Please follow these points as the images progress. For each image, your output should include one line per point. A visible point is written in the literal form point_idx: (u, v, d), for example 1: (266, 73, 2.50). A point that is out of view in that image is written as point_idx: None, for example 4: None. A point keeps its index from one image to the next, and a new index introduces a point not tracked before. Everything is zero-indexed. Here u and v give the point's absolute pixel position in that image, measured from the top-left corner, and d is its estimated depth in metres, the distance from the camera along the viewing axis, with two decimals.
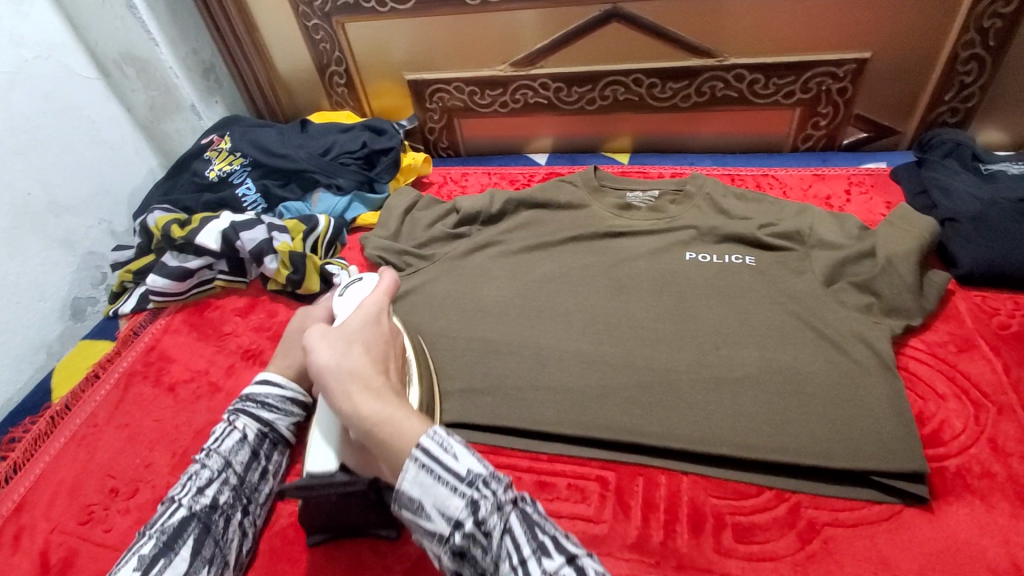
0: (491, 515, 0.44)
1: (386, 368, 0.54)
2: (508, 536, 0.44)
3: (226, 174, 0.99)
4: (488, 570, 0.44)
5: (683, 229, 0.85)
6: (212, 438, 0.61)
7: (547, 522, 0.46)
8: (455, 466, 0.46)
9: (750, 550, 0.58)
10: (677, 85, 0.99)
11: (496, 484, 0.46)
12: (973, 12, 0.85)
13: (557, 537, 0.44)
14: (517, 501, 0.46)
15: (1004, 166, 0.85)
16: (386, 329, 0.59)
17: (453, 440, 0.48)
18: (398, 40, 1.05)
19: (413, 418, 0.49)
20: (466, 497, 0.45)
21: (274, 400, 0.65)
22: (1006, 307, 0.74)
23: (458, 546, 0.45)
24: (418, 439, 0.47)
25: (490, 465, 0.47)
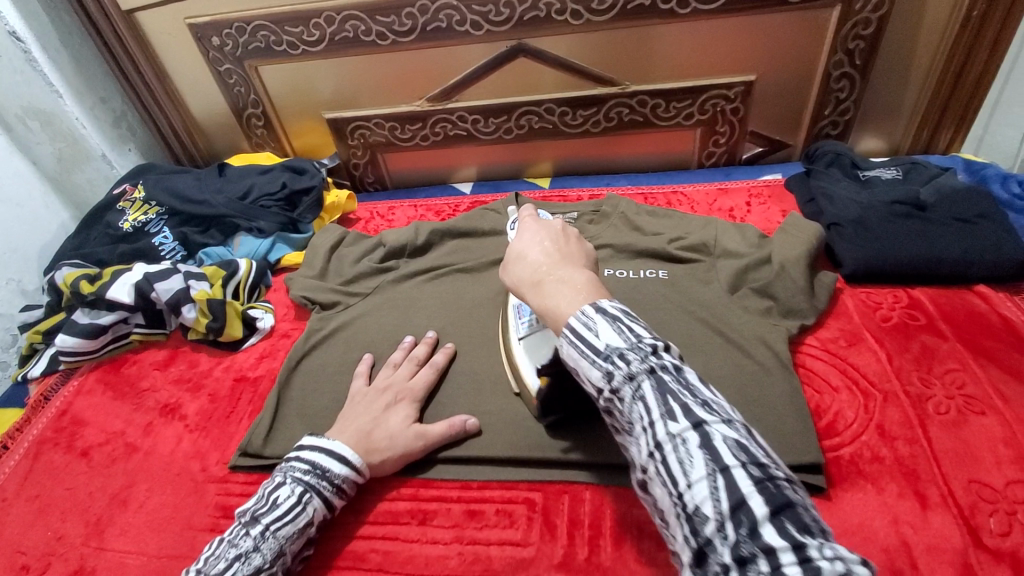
0: (624, 385, 0.43)
1: (553, 265, 0.52)
2: (641, 403, 0.42)
3: (141, 224, 0.97)
4: (627, 428, 0.44)
5: (600, 248, 0.90)
6: (276, 511, 0.57)
7: (688, 393, 0.41)
8: (595, 342, 0.44)
9: (669, 555, 0.58)
10: (587, 112, 1.05)
11: (633, 356, 0.43)
12: (838, 36, 0.94)
13: (695, 408, 0.40)
14: (655, 372, 0.42)
15: (878, 172, 0.96)
16: (554, 223, 0.57)
17: (599, 316, 0.45)
18: (314, 80, 1.06)
19: (582, 298, 0.48)
20: (603, 369, 0.44)
21: (345, 486, 0.63)
22: (886, 301, 0.81)
23: (603, 403, 0.45)
24: (567, 317, 0.47)
25: (632, 335, 0.44)
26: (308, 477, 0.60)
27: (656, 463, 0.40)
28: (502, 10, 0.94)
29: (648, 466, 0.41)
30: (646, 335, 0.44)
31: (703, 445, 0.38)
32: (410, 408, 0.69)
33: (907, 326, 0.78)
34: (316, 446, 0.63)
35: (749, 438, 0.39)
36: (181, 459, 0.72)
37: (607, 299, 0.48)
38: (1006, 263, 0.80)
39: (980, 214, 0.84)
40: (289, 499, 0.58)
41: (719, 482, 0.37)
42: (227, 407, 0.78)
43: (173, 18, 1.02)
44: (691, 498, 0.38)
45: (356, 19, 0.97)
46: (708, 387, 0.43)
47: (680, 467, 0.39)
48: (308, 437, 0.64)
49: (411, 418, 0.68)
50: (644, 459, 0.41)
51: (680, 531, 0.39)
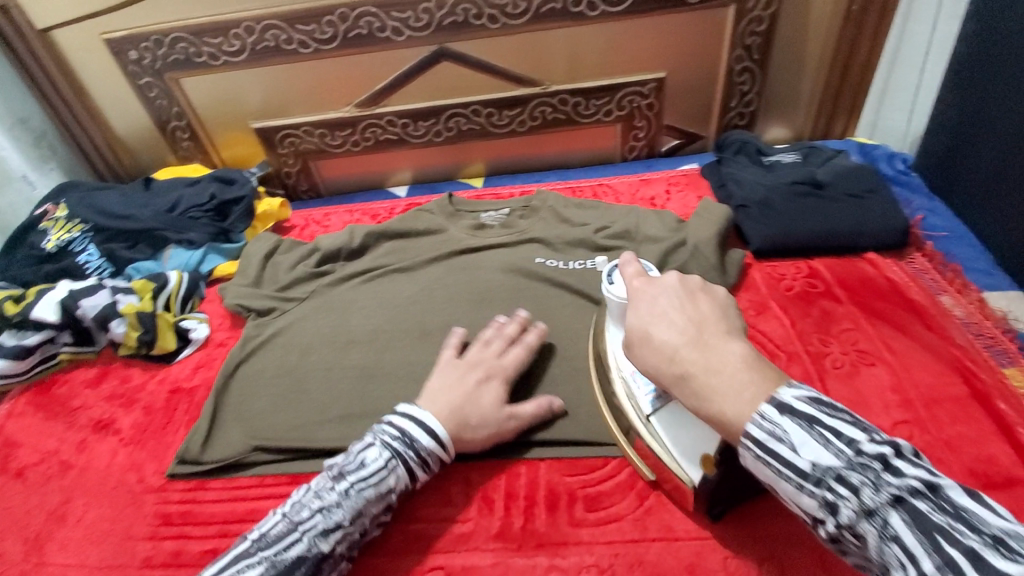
0: (860, 522, 0.39)
1: (694, 346, 0.47)
2: (896, 545, 0.37)
3: (64, 243, 0.93)
4: (878, 567, 0.39)
5: (531, 240, 0.94)
6: (362, 472, 0.59)
7: (961, 527, 0.36)
8: (798, 462, 0.41)
9: (597, 516, 0.62)
10: (512, 112, 1.09)
11: (861, 483, 0.39)
12: (735, 34, 1.02)
13: (979, 548, 0.35)
14: (899, 498, 0.38)
15: (779, 157, 1.05)
16: (670, 282, 0.53)
17: (791, 426, 0.41)
18: (239, 90, 1.06)
19: (752, 407, 0.43)
20: (817, 495, 0.40)
21: (430, 461, 0.62)
22: (789, 272, 0.89)
23: (830, 535, 0.41)
24: (745, 427, 0.42)
25: (842, 450, 0.40)
26: (396, 443, 0.60)
27: None
28: (421, 16, 0.97)
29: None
30: (864, 442, 0.40)
31: None
32: (502, 388, 0.67)
33: (808, 293, 0.85)
34: (407, 414, 0.63)
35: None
36: (117, 472, 0.72)
37: (784, 385, 0.43)
38: (889, 232, 0.90)
39: (867, 189, 0.94)
40: (376, 462, 0.59)
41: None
42: (163, 418, 0.77)
43: (88, 33, 1.00)
44: None
45: (277, 28, 0.98)
46: (988, 511, 0.37)
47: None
48: (402, 406, 0.64)
49: (503, 399, 0.66)
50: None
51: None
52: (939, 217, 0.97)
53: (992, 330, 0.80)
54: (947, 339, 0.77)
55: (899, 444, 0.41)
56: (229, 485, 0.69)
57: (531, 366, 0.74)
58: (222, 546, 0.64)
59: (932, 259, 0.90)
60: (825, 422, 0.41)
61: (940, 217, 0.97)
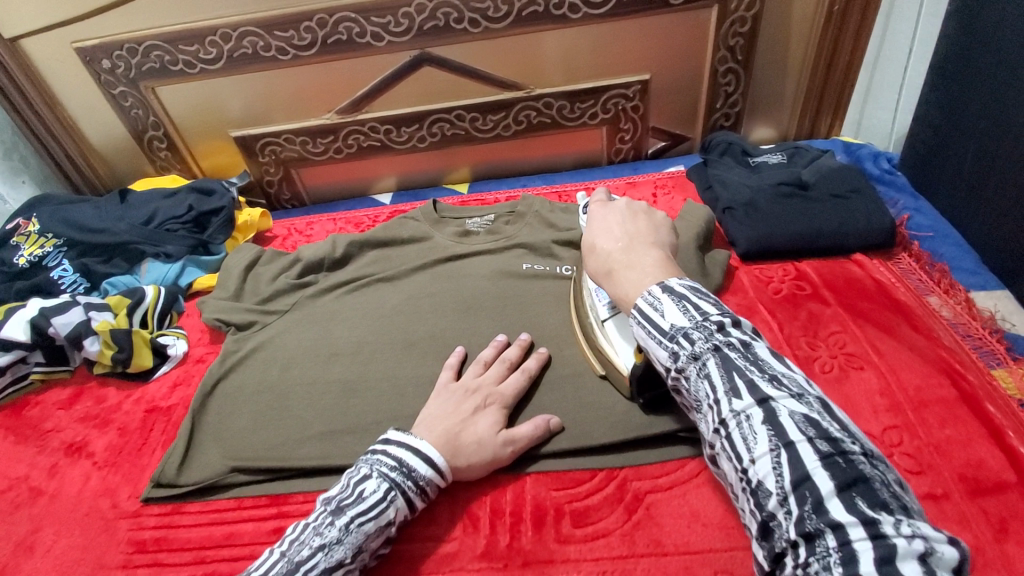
0: (689, 365, 0.46)
1: (624, 250, 0.57)
2: (707, 382, 0.44)
3: (37, 259, 0.91)
4: (695, 405, 0.47)
5: (516, 247, 0.93)
6: (361, 505, 0.56)
7: (755, 368, 0.43)
8: (661, 322, 0.48)
9: (584, 532, 0.61)
10: (496, 116, 1.08)
11: (697, 336, 0.46)
12: (719, 35, 1.02)
13: (763, 384, 0.42)
14: (718, 348, 0.45)
15: (765, 157, 1.05)
16: (620, 206, 0.63)
17: (665, 297, 0.49)
18: (218, 98, 1.04)
19: (650, 281, 0.52)
20: (670, 349, 0.47)
21: (429, 489, 0.60)
22: (777, 275, 0.88)
23: (673, 382, 0.48)
24: (636, 301, 0.51)
25: (696, 315, 0.47)
26: (394, 474, 0.58)
27: (721, 439, 0.43)
28: (401, 20, 0.96)
29: (716, 441, 0.44)
30: (712, 313, 0.47)
31: (767, 422, 0.41)
32: (499, 413, 0.66)
33: (796, 296, 0.84)
34: (404, 443, 0.60)
35: (820, 411, 0.41)
36: (90, 498, 0.70)
37: (675, 279, 0.51)
38: (876, 232, 0.89)
39: (853, 189, 0.93)
40: (376, 494, 0.56)
41: (783, 461, 0.39)
42: (138, 439, 0.75)
43: (59, 43, 0.98)
44: (754, 472, 0.40)
45: (254, 35, 0.96)
46: (781, 363, 0.45)
47: (744, 441, 0.41)
48: (394, 431, 0.62)
49: (499, 424, 0.65)
50: (712, 434, 0.45)
51: (747, 509, 0.42)
52: (925, 216, 0.97)
53: (980, 331, 0.79)
54: (935, 341, 0.77)
55: (741, 321, 0.47)
56: (206, 509, 0.68)
57: (535, 383, 0.72)
58: (199, 573, 0.62)
59: (919, 259, 0.89)
60: (692, 299, 0.48)
61: (926, 216, 0.97)
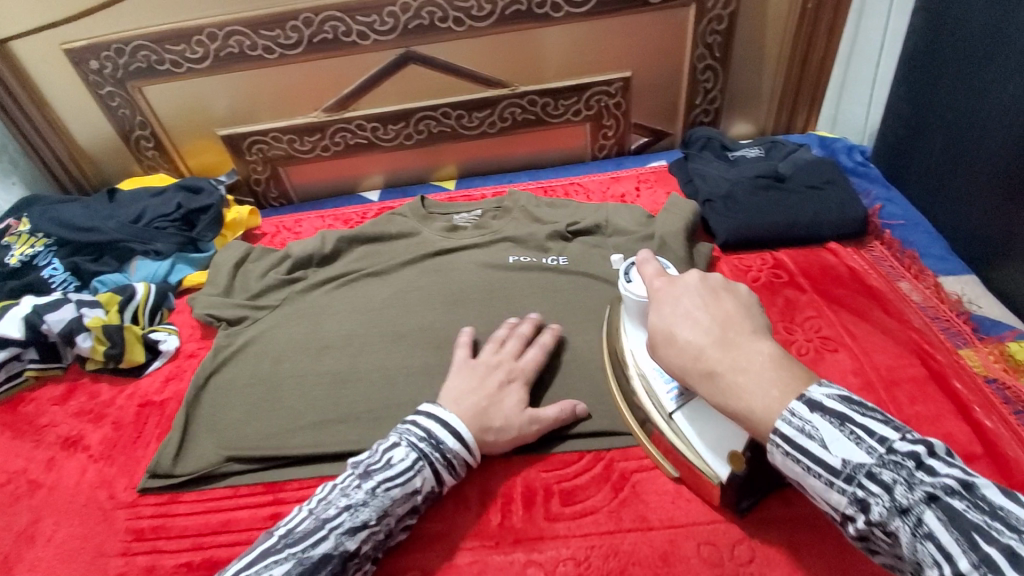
0: (889, 517, 0.39)
1: (720, 345, 0.48)
2: (928, 542, 0.37)
3: (26, 258, 0.91)
4: (911, 565, 0.39)
5: (503, 240, 0.95)
6: (389, 471, 0.58)
7: (997, 524, 0.35)
8: (827, 458, 0.42)
9: (573, 510, 0.63)
10: (482, 114, 1.10)
11: (890, 478, 0.40)
12: (697, 33, 1.05)
13: (1015, 547, 0.34)
14: (932, 496, 0.38)
15: (744, 152, 1.08)
16: (691, 284, 0.53)
17: (816, 418, 0.42)
18: (205, 97, 1.05)
19: (784, 397, 0.44)
20: (847, 492, 0.41)
21: (456, 463, 0.62)
22: (755, 264, 0.91)
23: (859, 531, 0.42)
24: (772, 424, 0.44)
25: (873, 448, 0.41)
26: (421, 445, 0.60)
27: None
28: (386, 19, 0.97)
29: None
30: (895, 441, 0.41)
31: None
32: (522, 391, 0.68)
33: (774, 283, 0.88)
34: (434, 415, 0.63)
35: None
36: (87, 490, 0.70)
37: (814, 384, 0.44)
38: (849, 221, 0.93)
39: (827, 180, 0.97)
40: (403, 462, 0.59)
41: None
42: (134, 432, 0.76)
43: (46, 44, 0.98)
44: None
45: (240, 34, 0.97)
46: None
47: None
48: (427, 404, 0.64)
49: (523, 402, 0.67)
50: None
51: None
52: (896, 206, 1.01)
53: (948, 313, 0.83)
54: (905, 323, 0.80)
55: (932, 444, 0.41)
56: (203, 497, 0.69)
57: (550, 360, 0.74)
58: (198, 559, 0.63)
59: (890, 247, 0.93)
60: (857, 420, 0.42)
61: (897, 206, 1.01)
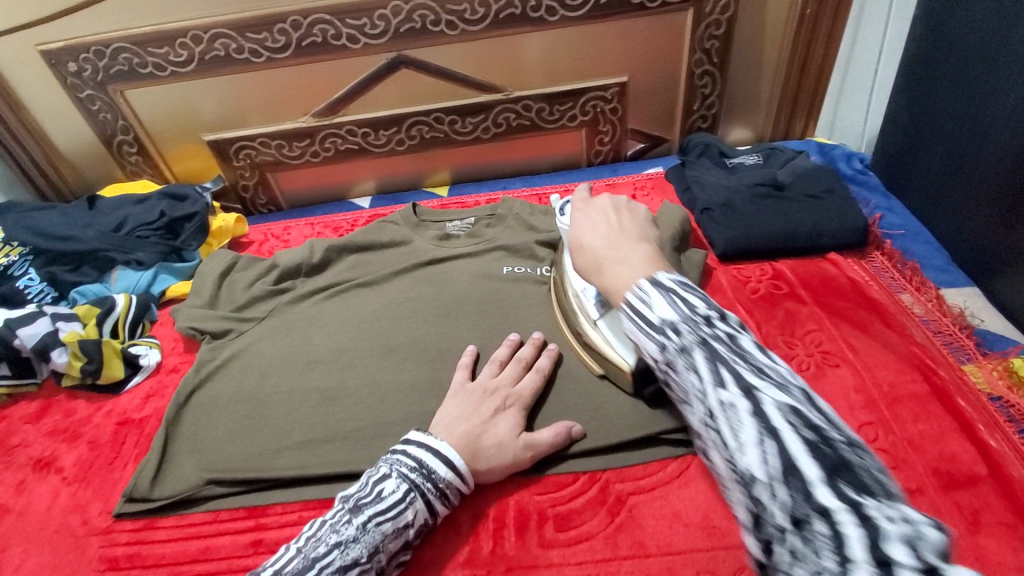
0: (676, 356, 0.38)
1: (611, 245, 0.53)
2: (695, 374, 0.37)
3: (1, 267, 0.87)
4: (682, 400, 0.39)
5: (496, 250, 0.92)
6: (380, 505, 0.56)
7: (742, 360, 0.36)
8: (649, 315, 0.41)
9: (568, 536, 0.61)
10: (475, 119, 1.08)
11: (685, 327, 0.39)
12: (695, 38, 1.03)
13: (748, 374, 0.35)
14: (706, 339, 0.37)
15: (742, 159, 1.06)
16: (606, 203, 0.60)
17: (654, 290, 0.42)
18: (190, 101, 1.02)
19: (639, 276, 0.46)
20: (659, 344, 0.40)
21: (449, 493, 0.60)
22: (754, 275, 0.89)
23: (660, 372, 0.41)
24: (627, 292, 0.45)
25: (685, 307, 0.40)
26: (413, 475, 0.58)
27: (709, 431, 0.36)
28: (377, 22, 0.95)
29: (705, 438, 0.37)
30: (701, 306, 0.40)
31: (754, 412, 0.33)
32: (518, 416, 0.65)
33: (773, 295, 0.86)
34: (426, 444, 0.60)
35: (822, 413, 0.33)
36: (59, 515, 0.67)
37: (665, 273, 0.45)
38: (849, 232, 0.91)
39: (826, 189, 0.95)
40: (394, 494, 0.56)
41: (784, 470, 0.31)
42: (110, 452, 0.73)
43: (22, 45, 0.95)
44: (742, 468, 0.33)
45: (225, 37, 0.94)
46: (770, 357, 0.37)
47: (732, 439, 0.34)
48: (415, 432, 0.62)
49: (519, 427, 0.64)
50: (700, 429, 0.37)
51: (743, 521, 0.34)
52: (896, 216, 0.99)
53: (950, 327, 0.81)
54: (907, 337, 0.78)
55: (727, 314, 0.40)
56: (181, 523, 0.66)
57: (549, 381, 0.72)
58: None
59: (891, 257, 0.91)
60: (682, 293, 0.41)
61: (897, 215, 0.99)
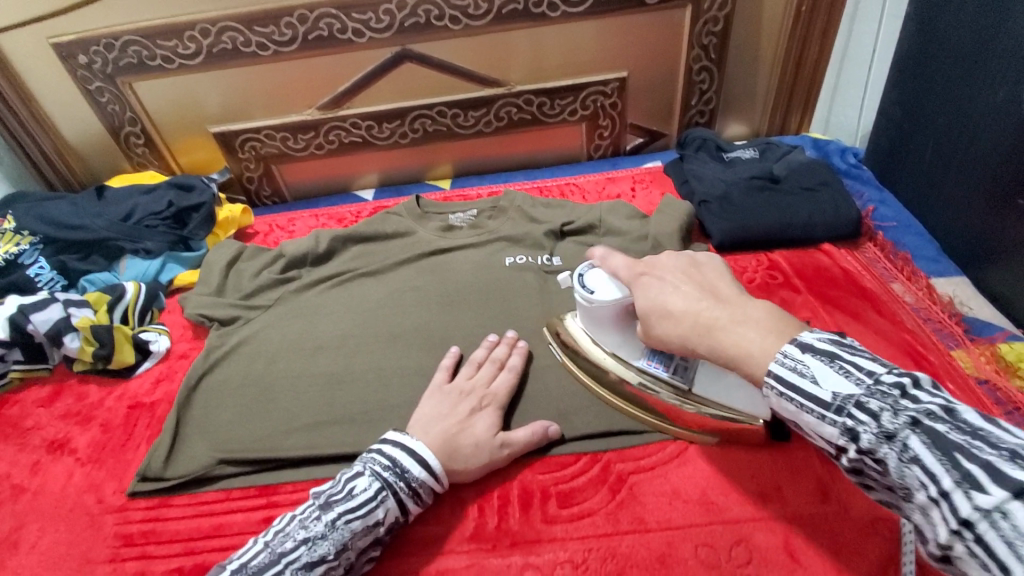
0: (881, 445, 0.41)
1: (710, 306, 0.53)
2: (917, 466, 0.39)
3: (12, 256, 0.88)
4: (901, 492, 0.42)
5: (498, 240, 0.94)
6: (350, 502, 0.57)
7: (980, 443, 0.37)
8: (819, 392, 0.45)
9: (570, 512, 0.63)
10: (477, 113, 1.10)
11: (874, 402, 0.42)
12: (693, 34, 1.05)
13: (990, 460, 0.36)
14: (917, 421, 0.40)
15: (739, 153, 1.09)
16: (667, 259, 0.59)
17: (805, 357, 0.46)
18: (197, 93, 1.03)
19: (776, 343, 0.48)
20: (838, 424, 0.44)
21: (421, 491, 0.61)
22: (750, 265, 0.91)
23: (853, 462, 0.44)
24: (767, 366, 0.47)
25: (863, 379, 0.44)
26: (386, 474, 0.59)
27: (964, 542, 0.36)
28: (382, 17, 0.96)
29: (953, 543, 0.37)
30: (882, 374, 0.43)
31: None
32: (494, 415, 0.67)
33: (769, 284, 0.88)
34: (400, 443, 0.62)
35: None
36: (74, 494, 0.69)
37: (806, 331, 0.49)
38: (843, 223, 0.93)
39: (821, 182, 0.98)
40: (365, 492, 0.58)
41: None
42: (122, 435, 0.74)
43: (33, 37, 0.96)
44: None
45: (233, 30, 0.96)
46: (1007, 430, 0.38)
47: (1008, 546, 0.34)
48: (392, 432, 0.63)
49: (495, 427, 0.66)
50: (945, 535, 0.38)
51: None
52: (889, 208, 1.01)
53: (941, 314, 0.83)
54: (899, 325, 0.81)
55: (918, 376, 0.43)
56: (193, 502, 0.68)
57: (524, 379, 0.73)
58: (189, 564, 0.62)
59: (883, 248, 0.94)
60: (845, 357, 0.45)
61: (890, 207, 1.01)
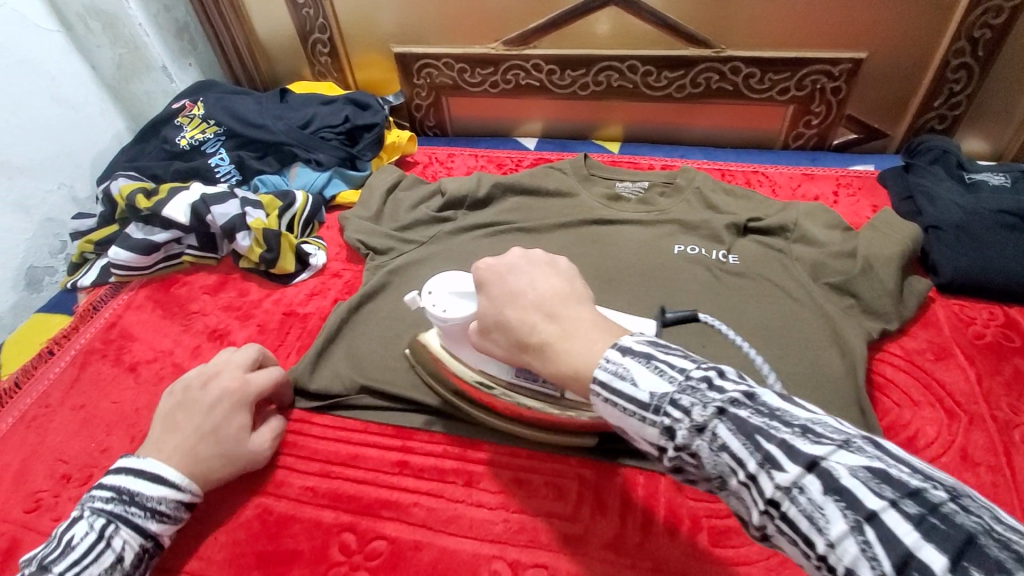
0: (695, 439, 0.35)
1: (540, 319, 0.45)
2: (726, 454, 0.34)
3: (197, 142, 0.94)
4: (715, 482, 0.36)
5: (670, 222, 0.84)
6: (71, 555, 0.51)
7: (779, 424, 0.33)
8: (636, 394, 0.37)
9: (724, 554, 0.55)
10: (673, 74, 0.97)
11: (687, 400, 0.36)
12: (966, 21, 0.85)
13: (797, 443, 0.32)
14: (724, 410, 0.34)
15: (987, 176, 0.87)
16: (513, 255, 0.51)
17: (624, 358, 0.39)
18: (387, 10, 1.00)
19: (601, 345, 0.41)
20: (658, 424, 0.37)
21: (167, 508, 0.56)
22: (981, 317, 0.75)
23: (674, 461, 0.38)
24: (593, 372, 0.40)
25: (675, 374, 0.37)
26: (110, 506, 0.54)
27: (774, 521, 0.32)
28: None
29: (765, 523, 0.33)
30: (693, 368, 0.37)
31: (829, 490, 0.30)
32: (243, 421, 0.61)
33: (1001, 346, 0.72)
34: (124, 469, 0.56)
35: (882, 453, 0.31)
36: None
37: (628, 334, 0.41)
38: None
39: None
40: (87, 537, 0.52)
41: (868, 533, 0.28)
42: (275, 339, 0.77)
43: None
44: (837, 561, 0.29)
45: None
46: (802, 405, 0.34)
47: (809, 520, 0.30)
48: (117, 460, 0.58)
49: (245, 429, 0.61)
50: (758, 518, 0.33)
51: None
52: None
53: None
54: None
55: (726, 366, 0.37)
56: (334, 426, 0.68)
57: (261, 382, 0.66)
58: (324, 488, 0.63)
59: None
60: (662, 356, 0.38)
61: None
